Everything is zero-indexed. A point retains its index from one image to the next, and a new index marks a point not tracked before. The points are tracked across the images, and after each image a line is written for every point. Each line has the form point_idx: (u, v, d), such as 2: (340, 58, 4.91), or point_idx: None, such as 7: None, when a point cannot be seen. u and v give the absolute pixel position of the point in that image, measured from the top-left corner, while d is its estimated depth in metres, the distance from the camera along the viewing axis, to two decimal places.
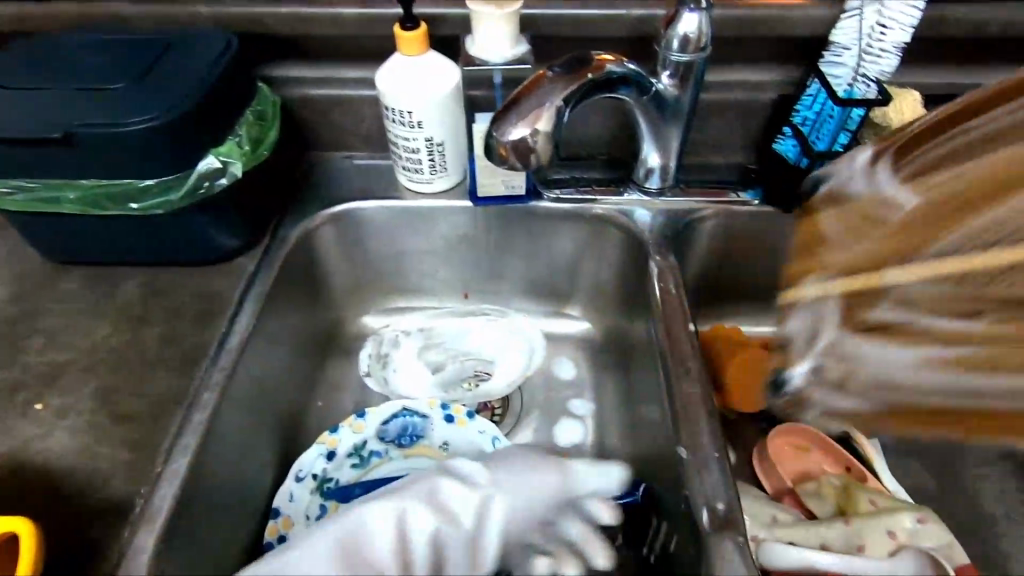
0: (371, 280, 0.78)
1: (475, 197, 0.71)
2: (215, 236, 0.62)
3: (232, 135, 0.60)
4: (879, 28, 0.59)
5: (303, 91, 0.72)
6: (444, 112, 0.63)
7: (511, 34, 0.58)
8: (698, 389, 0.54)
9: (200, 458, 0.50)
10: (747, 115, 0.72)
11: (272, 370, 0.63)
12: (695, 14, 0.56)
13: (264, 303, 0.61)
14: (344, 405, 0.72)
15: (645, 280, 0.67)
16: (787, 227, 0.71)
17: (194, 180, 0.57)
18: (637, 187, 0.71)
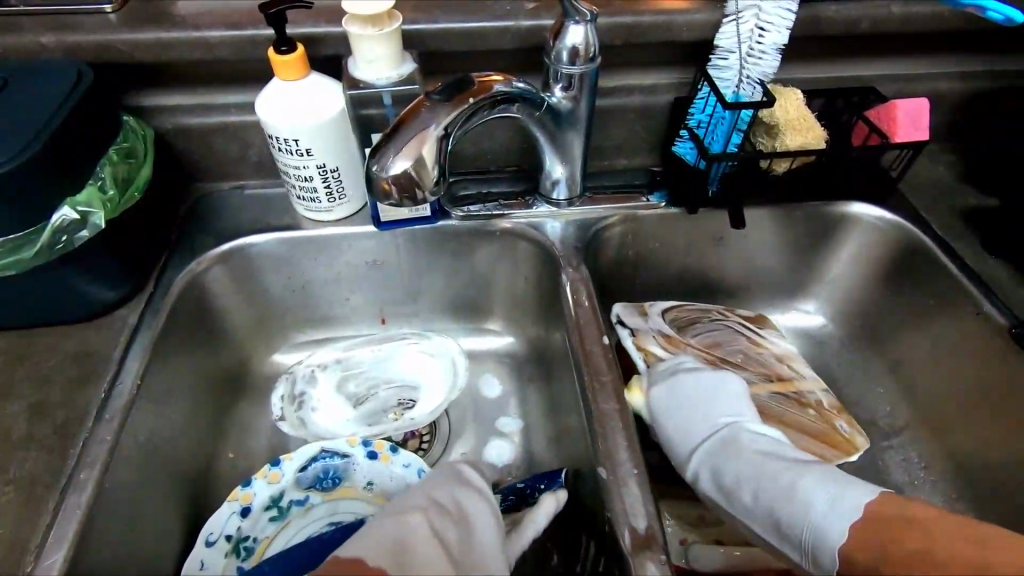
0: (277, 314, 0.73)
1: (379, 222, 0.68)
2: (85, 292, 0.56)
3: (92, 179, 0.54)
4: (758, 31, 0.60)
5: (179, 120, 0.66)
6: (333, 138, 0.60)
7: (393, 53, 0.56)
8: (614, 404, 0.54)
9: (78, 549, 0.45)
10: (645, 118, 0.73)
11: (167, 430, 0.58)
12: (580, 26, 0.55)
13: (148, 361, 0.56)
14: (258, 454, 0.67)
15: (559, 293, 0.66)
16: (691, 226, 0.72)
17: (50, 235, 0.51)
18: (545, 199, 0.71)
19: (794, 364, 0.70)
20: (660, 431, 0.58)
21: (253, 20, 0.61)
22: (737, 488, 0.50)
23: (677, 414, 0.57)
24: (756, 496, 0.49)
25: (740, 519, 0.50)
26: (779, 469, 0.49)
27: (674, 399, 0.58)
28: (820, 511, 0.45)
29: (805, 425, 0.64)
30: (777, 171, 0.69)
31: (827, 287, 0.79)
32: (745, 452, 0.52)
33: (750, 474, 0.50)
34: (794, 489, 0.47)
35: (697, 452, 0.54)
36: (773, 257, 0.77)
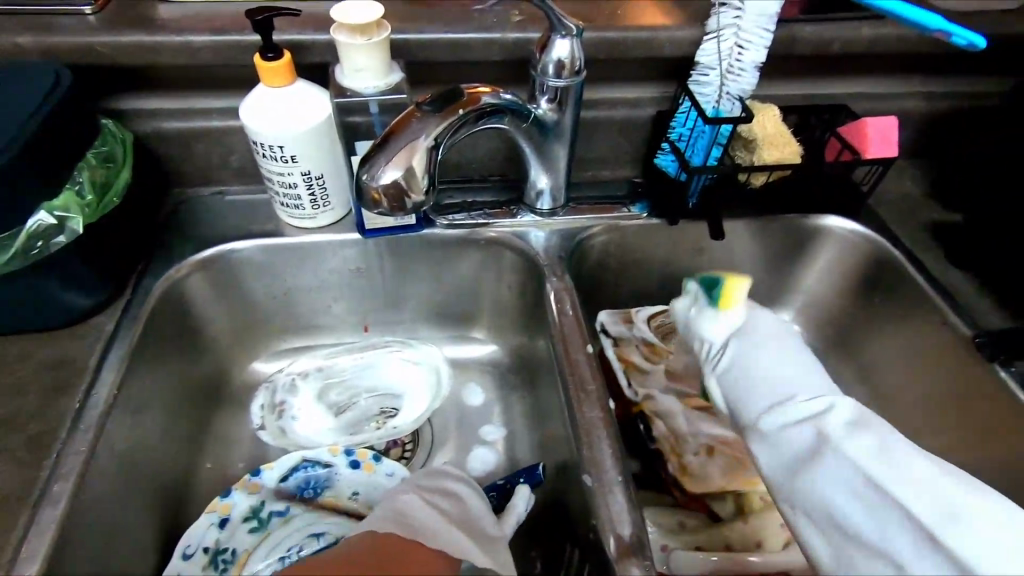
0: (258, 321, 0.72)
1: (364, 230, 0.67)
2: (60, 299, 0.55)
3: (70, 183, 0.53)
4: (737, 49, 0.62)
5: (160, 124, 0.65)
6: (318, 145, 0.59)
7: (381, 63, 0.56)
8: (600, 412, 0.55)
9: (50, 565, 0.43)
10: (628, 131, 0.74)
11: (144, 440, 0.57)
12: (566, 40, 0.56)
13: (125, 370, 0.55)
14: (237, 464, 0.66)
15: (543, 301, 0.67)
16: (672, 236, 0.74)
17: (24, 241, 0.49)
18: (529, 208, 0.71)
19: None
20: (752, 372, 0.49)
21: (239, 26, 0.60)
22: (856, 452, 0.42)
23: (775, 360, 0.49)
24: (886, 471, 0.41)
25: (830, 493, 0.41)
26: (912, 454, 0.42)
27: (771, 353, 0.50)
28: (938, 522, 0.39)
29: None
30: (755, 184, 0.71)
31: (802, 297, 0.81)
32: (871, 422, 0.44)
33: (871, 446, 0.42)
34: (937, 484, 0.41)
35: (797, 406, 0.46)
36: (751, 267, 0.79)
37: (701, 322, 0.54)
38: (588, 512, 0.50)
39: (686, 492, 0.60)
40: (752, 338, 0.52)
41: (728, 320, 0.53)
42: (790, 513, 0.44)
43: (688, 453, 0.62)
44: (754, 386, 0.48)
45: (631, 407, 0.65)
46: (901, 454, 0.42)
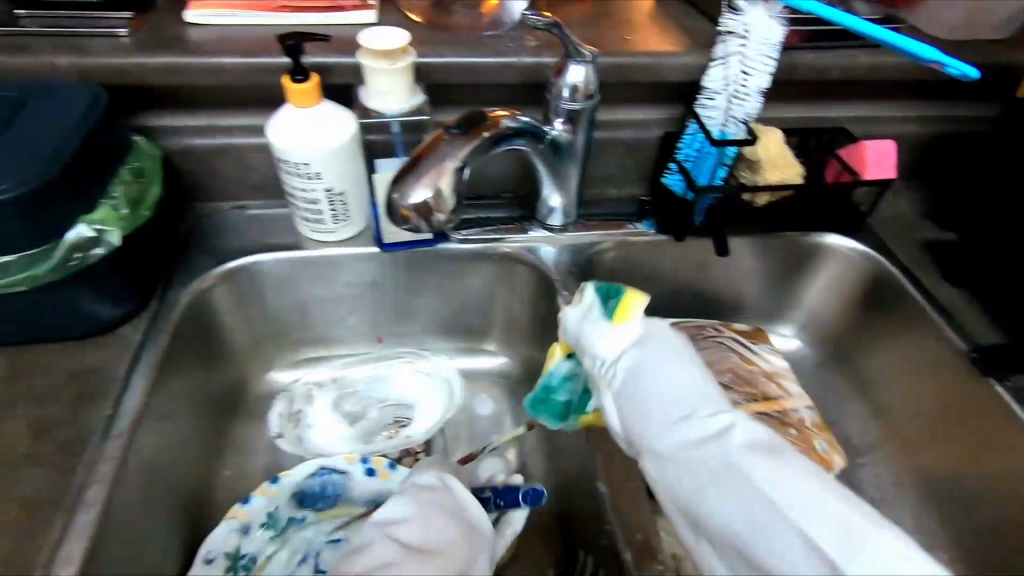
0: (275, 332, 0.74)
1: (382, 243, 0.70)
2: (91, 308, 0.56)
3: (105, 199, 0.55)
4: (742, 75, 0.65)
5: (186, 141, 0.68)
6: (341, 163, 0.62)
7: (407, 86, 0.58)
8: None
9: (87, 566, 0.45)
10: (635, 151, 0.77)
11: (169, 447, 0.58)
12: (581, 66, 0.59)
13: (153, 378, 0.56)
14: (254, 472, 0.67)
15: (556, 314, 0.69)
16: (677, 252, 0.77)
17: (64, 252, 0.51)
18: (540, 224, 0.74)
19: (783, 382, 0.75)
20: (654, 378, 0.52)
21: (266, 49, 0.63)
22: (760, 477, 0.44)
23: (668, 384, 0.51)
24: (785, 497, 0.43)
25: (735, 504, 0.44)
26: (794, 492, 0.43)
27: (659, 368, 0.52)
28: (849, 546, 0.41)
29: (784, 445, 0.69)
30: (758, 204, 0.73)
31: (801, 312, 0.84)
32: (753, 452, 0.46)
33: (769, 465, 0.45)
34: (831, 514, 0.42)
35: (699, 427, 0.48)
36: (752, 283, 0.82)
37: (592, 334, 0.57)
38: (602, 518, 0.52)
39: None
40: (636, 369, 0.53)
41: (615, 340, 0.56)
42: (682, 518, 0.47)
43: None
44: (649, 399, 0.51)
45: None
46: (747, 488, 0.44)
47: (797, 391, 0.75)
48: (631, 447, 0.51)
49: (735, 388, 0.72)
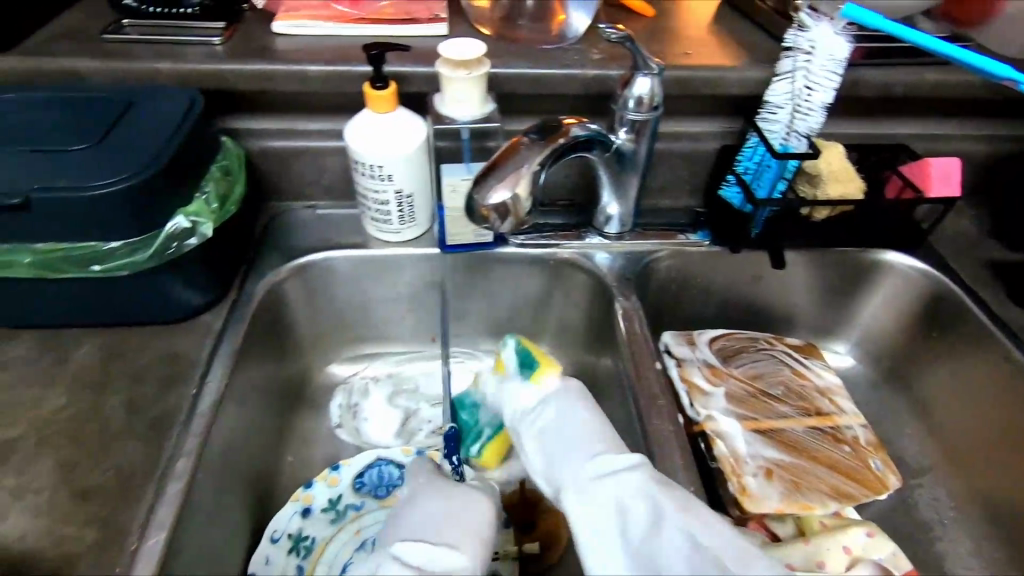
0: (338, 327, 0.77)
1: (444, 245, 0.72)
2: (181, 295, 0.61)
3: (199, 193, 0.59)
4: (807, 90, 0.65)
5: (266, 143, 0.72)
6: (412, 167, 0.65)
7: (480, 95, 0.61)
8: (669, 426, 0.58)
9: (176, 533, 0.48)
10: (692, 163, 0.78)
11: (243, 430, 0.61)
12: (648, 78, 0.61)
13: (233, 362, 0.60)
14: (315, 460, 0.70)
15: (611, 319, 0.71)
16: (732, 264, 0.77)
17: (162, 241, 0.55)
18: (597, 231, 0.76)
19: (836, 399, 0.73)
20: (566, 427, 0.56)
21: (346, 58, 0.67)
22: (640, 517, 0.48)
23: (577, 432, 0.55)
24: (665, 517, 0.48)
25: (640, 537, 0.47)
26: (656, 531, 0.47)
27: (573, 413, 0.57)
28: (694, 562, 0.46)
29: (836, 461, 0.67)
30: (818, 218, 0.74)
31: (856, 328, 0.83)
32: (646, 492, 0.49)
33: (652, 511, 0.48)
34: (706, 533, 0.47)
35: (607, 469, 0.51)
36: (806, 298, 0.82)
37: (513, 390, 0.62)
38: None
39: (743, 512, 0.60)
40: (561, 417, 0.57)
41: (530, 393, 0.60)
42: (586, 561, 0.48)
43: (748, 475, 0.62)
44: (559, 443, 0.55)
45: (691, 426, 0.66)
46: (629, 532, 0.47)
47: (851, 408, 0.73)
48: (550, 493, 0.53)
49: (788, 401, 0.72)
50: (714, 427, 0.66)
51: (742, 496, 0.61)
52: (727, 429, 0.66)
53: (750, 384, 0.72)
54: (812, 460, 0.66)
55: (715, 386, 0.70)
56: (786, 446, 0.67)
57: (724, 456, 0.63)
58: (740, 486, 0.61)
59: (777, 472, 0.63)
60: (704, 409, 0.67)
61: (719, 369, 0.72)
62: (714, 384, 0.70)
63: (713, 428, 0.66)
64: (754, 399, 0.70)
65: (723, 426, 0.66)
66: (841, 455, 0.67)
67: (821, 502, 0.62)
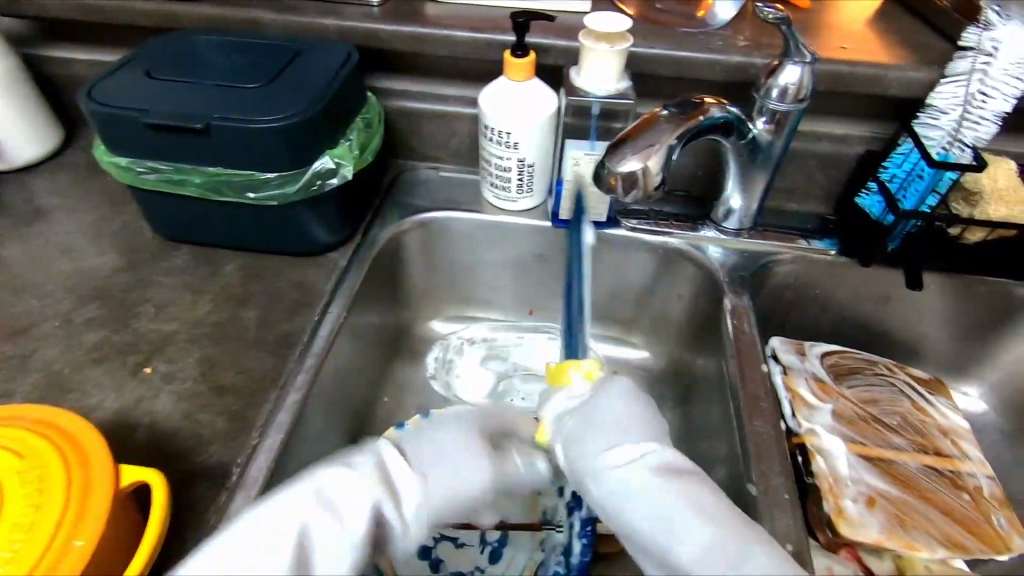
0: (443, 285, 0.81)
1: (557, 219, 0.73)
2: (316, 232, 0.66)
3: (344, 139, 0.64)
4: (980, 96, 0.59)
5: (404, 103, 0.76)
6: (539, 136, 0.66)
7: (617, 70, 0.61)
8: (769, 430, 0.56)
9: (290, 437, 0.53)
10: (830, 166, 0.73)
11: (353, 361, 0.66)
12: (799, 66, 0.58)
13: (353, 299, 0.65)
14: (409, 405, 0.74)
15: (718, 316, 0.68)
16: (859, 278, 0.72)
17: (309, 177, 0.60)
18: (714, 225, 0.73)
19: (960, 442, 0.67)
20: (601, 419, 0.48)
21: (491, 27, 0.69)
22: (668, 503, 0.43)
23: (599, 440, 0.47)
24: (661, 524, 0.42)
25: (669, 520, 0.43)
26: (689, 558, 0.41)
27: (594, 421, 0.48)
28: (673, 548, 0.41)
29: (951, 507, 0.60)
30: (970, 240, 0.66)
31: (995, 373, 0.75)
32: (674, 474, 0.44)
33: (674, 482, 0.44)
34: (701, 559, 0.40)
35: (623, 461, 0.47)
36: (940, 330, 0.74)
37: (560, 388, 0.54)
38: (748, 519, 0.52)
39: (838, 535, 0.57)
40: (582, 411, 0.50)
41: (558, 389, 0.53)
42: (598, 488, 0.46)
43: (847, 497, 0.58)
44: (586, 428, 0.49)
45: (791, 437, 0.63)
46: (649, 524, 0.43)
47: (977, 455, 0.66)
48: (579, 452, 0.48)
49: (903, 433, 0.66)
50: (816, 442, 0.62)
51: (840, 519, 0.57)
52: (831, 446, 0.62)
53: (862, 408, 0.67)
54: (924, 499, 0.60)
55: (822, 401, 0.66)
56: (895, 478, 0.61)
57: (824, 474, 0.60)
58: (838, 508, 0.58)
59: (885, 506, 0.59)
60: (807, 422, 0.63)
61: (830, 387, 0.67)
62: (821, 399, 0.66)
63: (813, 442, 0.62)
64: (866, 424, 0.65)
65: (827, 443, 0.62)
66: (960, 503, 0.61)
67: (931, 545, 0.57)
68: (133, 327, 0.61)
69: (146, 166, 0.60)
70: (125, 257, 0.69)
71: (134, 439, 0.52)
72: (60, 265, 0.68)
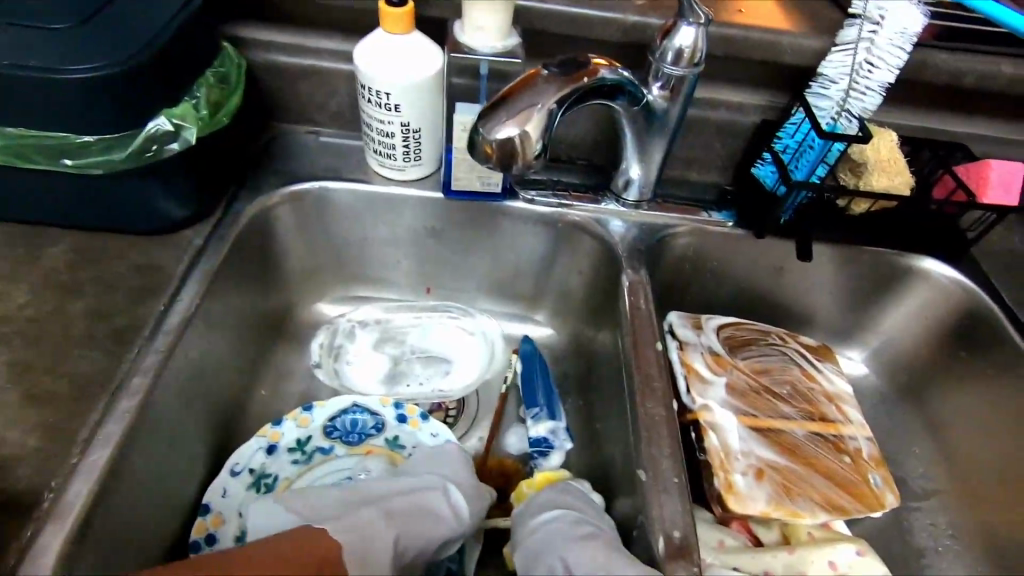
0: (328, 263, 0.73)
1: (449, 189, 0.67)
2: (161, 206, 0.57)
3: (188, 96, 0.54)
4: (867, 65, 0.58)
5: (273, 57, 0.67)
6: (424, 99, 0.60)
7: (502, 24, 0.56)
8: (662, 410, 0.54)
9: (123, 451, 0.45)
10: (727, 136, 0.72)
11: (215, 355, 0.58)
12: (692, 27, 0.54)
13: (209, 284, 0.56)
14: (290, 397, 0.68)
15: (616, 292, 0.66)
16: (754, 249, 0.72)
17: (141, 142, 0.51)
18: (614, 197, 0.70)
19: (843, 406, 0.69)
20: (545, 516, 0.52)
21: None
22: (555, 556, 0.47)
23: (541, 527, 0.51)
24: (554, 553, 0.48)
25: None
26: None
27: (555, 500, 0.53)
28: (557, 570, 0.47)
29: (833, 471, 0.62)
30: (855, 211, 0.68)
31: (876, 338, 0.78)
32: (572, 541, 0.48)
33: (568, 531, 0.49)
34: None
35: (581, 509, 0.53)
36: (828, 298, 0.76)
37: None
38: (640, 504, 0.50)
39: (727, 510, 0.57)
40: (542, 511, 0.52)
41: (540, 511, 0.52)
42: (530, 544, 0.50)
43: (737, 471, 0.59)
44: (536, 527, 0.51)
45: (685, 414, 0.62)
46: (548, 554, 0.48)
47: (857, 418, 0.68)
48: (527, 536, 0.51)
49: (792, 402, 0.67)
50: (708, 418, 0.62)
51: (729, 494, 0.57)
52: (724, 420, 0.62)
53: (755, 379, 0.67)
54: (808, 466, 0.62)
55: (717, 375, 0.65)
56: (783, 448, 0.62)
57: (715, 451, 0.59)
58: (727, 483, 0.57)
59: (774, 478, 0.59)
60: (701, 398, 0.63)
61: (725, 361, 0.67)
62: (716, 373, 0.66)
63: (705, 417, 0.62)
64: (758, 395, 0.66)
65: (719, 417, 0.62)
66: (841, 466, 0.63)
67: (815, 511, 0.58)
68: None
69: None
70: None
71: None
72: None
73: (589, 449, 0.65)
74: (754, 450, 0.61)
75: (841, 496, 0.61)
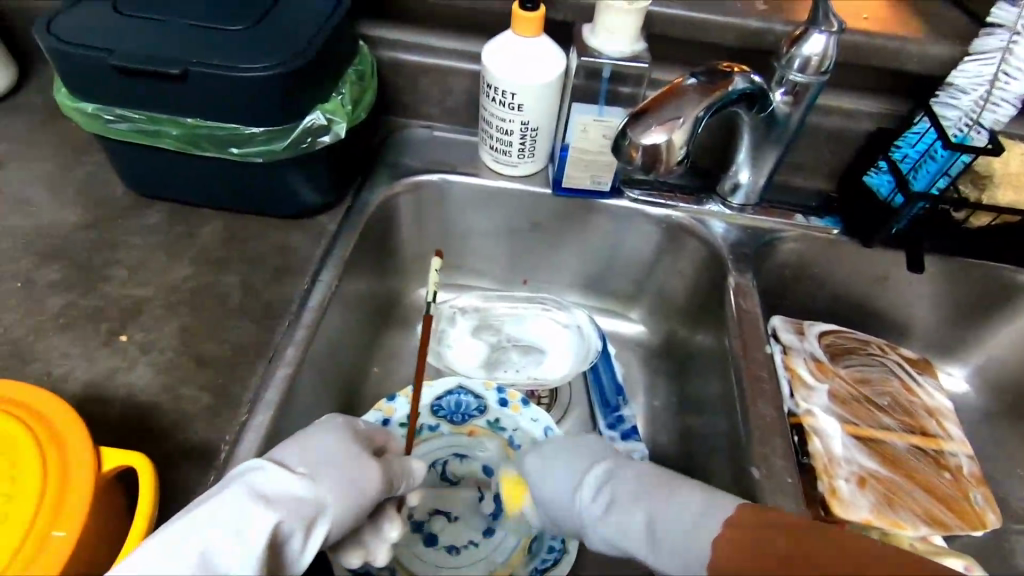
0: (435, 251, 0.77)
1: (558, 187, 0.70)
2: (303, 194, 0.62)
3: (335, 93, 0.59)
4: (1003, 76, 0.57)
5: (398, 55, 0.71)
6: (547, 100, 0.62)
7: (633, 30, 0.58)
8: (771, 412, 0.56)
9: (280, 414, 0.50)
10: (839, 143, 0.71)
11: (343, 332, 0.63)
12: (824, 36, 0.55)
13: (344, 266, 0.61)
14: (400, 375, 0.72)
15: (719, 294, 0.67)
16: (859, 258, 0.71)
17: (298, 134, 0.56)
18: (719, 199, 0.71)
19: (944, 422, 0.68)
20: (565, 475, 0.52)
21: None
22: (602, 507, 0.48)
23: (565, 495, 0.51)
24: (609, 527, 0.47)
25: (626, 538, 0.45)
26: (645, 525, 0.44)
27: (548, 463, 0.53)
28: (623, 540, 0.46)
29: (935, 486, 0.62)
30: (974, 224, 0.67)
31: (980, 356, 0.76)
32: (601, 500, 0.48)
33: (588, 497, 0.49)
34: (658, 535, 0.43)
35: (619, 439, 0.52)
36: (932, 312, 0.75)
37: None
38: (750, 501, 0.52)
39: (829, 514, 0.57)
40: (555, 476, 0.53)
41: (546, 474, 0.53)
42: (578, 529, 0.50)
43: (840, 477, 0.59)
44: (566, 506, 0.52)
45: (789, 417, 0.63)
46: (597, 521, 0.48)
47: (959, 435, 0.67)
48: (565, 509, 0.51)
49: (893, 414, 0.67)
50: (812, 423, 0.62)
51: (832, 498, 0.58)
52: (827, 426, 0.62)
53: (855, 388, 0.67)
54: (910, 479, 0.61)
55: (820, 382, 0.66)
56: (885, 459, 0.62)
57: (818, 456, 0.60)
58: (831, 488, 0.58)
59: (876, 488, 0.59)
60: (805, 402, 0.64)
61: (827, 369, 0.67)
62: (819, 380, 0.66)
63: (809, 421, 0.62)
64: (858, 404, 0.66)
65: (823, 422, 0.63)
66: (942, 481, 0.62)
67: (917, 525, 0.58)
68: (104, 290, 0.57)
69: (114, 113, 0.54)
70: (92, 212, 0.63)
71: (110, 414, 0.48)
72: (16, 219, 0.62)
73: (684, 445, 0.67)
74: (857, 459, 0.61)
75: (945, 512, 0.60)
